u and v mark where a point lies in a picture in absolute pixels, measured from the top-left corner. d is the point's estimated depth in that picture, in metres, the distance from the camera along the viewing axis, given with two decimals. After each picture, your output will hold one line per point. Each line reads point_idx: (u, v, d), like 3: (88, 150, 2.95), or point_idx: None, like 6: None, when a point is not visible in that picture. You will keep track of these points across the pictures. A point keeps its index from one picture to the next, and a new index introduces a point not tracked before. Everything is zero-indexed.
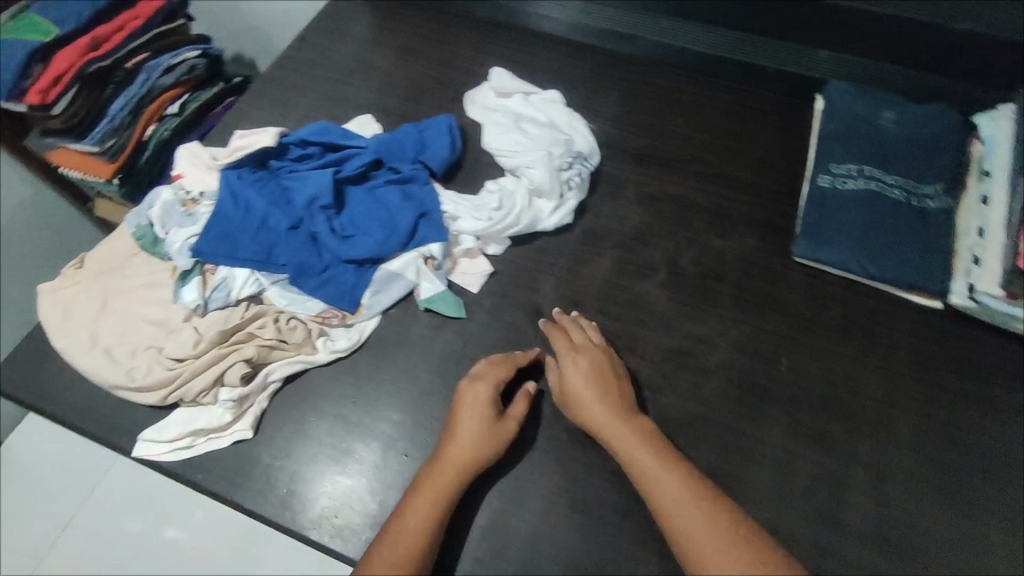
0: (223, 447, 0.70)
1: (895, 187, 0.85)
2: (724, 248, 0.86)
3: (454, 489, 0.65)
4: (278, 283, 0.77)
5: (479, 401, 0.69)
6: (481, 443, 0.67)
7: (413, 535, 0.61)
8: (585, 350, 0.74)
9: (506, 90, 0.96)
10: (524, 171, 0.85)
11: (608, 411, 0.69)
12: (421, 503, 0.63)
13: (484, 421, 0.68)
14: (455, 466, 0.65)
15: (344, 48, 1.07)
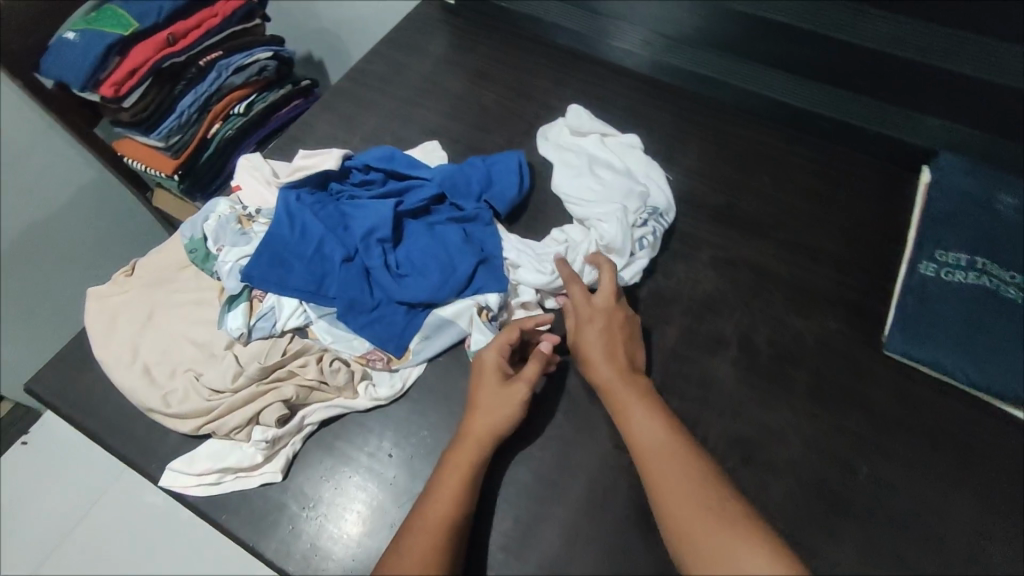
0: (251, 488, 0.68)
1: (1011, 286, 0.76)
2: (804, 328, 0.79)
3: (479, 456, 0.64)
4: (325, 317, 0.74)
5: (493, 368, 0.68)
6: (497, 408, 0.66)
7: (445, 508, 0.60)
8: (598, 302, 0.71)
9: (582, 131, 0.91)
10: (596, 222, 0.80)
11: (615, 375, 0.67)
12: (451, 478, 0.62)
13: (497, 390, 0.67)
14: (477, 439, 0.65)
15: (417, 65, 1.04)
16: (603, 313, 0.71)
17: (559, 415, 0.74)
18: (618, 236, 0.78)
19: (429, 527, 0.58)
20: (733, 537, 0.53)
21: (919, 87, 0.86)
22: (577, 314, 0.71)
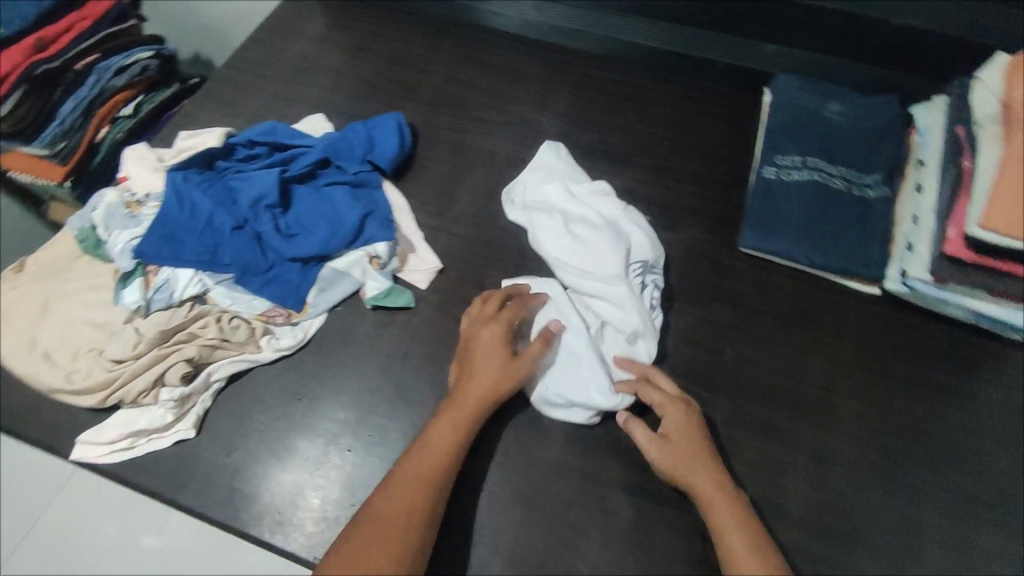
0: (164, 447, 0.71)
1: (836, 176, 0.85)
2: (672, 239, 0.86)
3: (474, 423, 0.66)
4: (223, 283, 0.78)
5: (496, 340, 0.69)
6: (502, 380, 0.67)
7: (432, 465, 0.63)
8: (677, 424, 0.67)
9: (545, 185, 0.84)
10: (596, 301, 0.75)
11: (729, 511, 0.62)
12: (439, 433, 0.65)
13: (497, 358, 0.68)
14: (474, 404, 0.67)
15: (295, 47, 1.07)
16: (681, 434, 0.66)
17: (454, 344, 0.78)
18: (630, 320, 0.74)
19: (418, 478, 0.62)
20: None
21: (753, 15, 0.93)
22: (658, 447, 0.66)
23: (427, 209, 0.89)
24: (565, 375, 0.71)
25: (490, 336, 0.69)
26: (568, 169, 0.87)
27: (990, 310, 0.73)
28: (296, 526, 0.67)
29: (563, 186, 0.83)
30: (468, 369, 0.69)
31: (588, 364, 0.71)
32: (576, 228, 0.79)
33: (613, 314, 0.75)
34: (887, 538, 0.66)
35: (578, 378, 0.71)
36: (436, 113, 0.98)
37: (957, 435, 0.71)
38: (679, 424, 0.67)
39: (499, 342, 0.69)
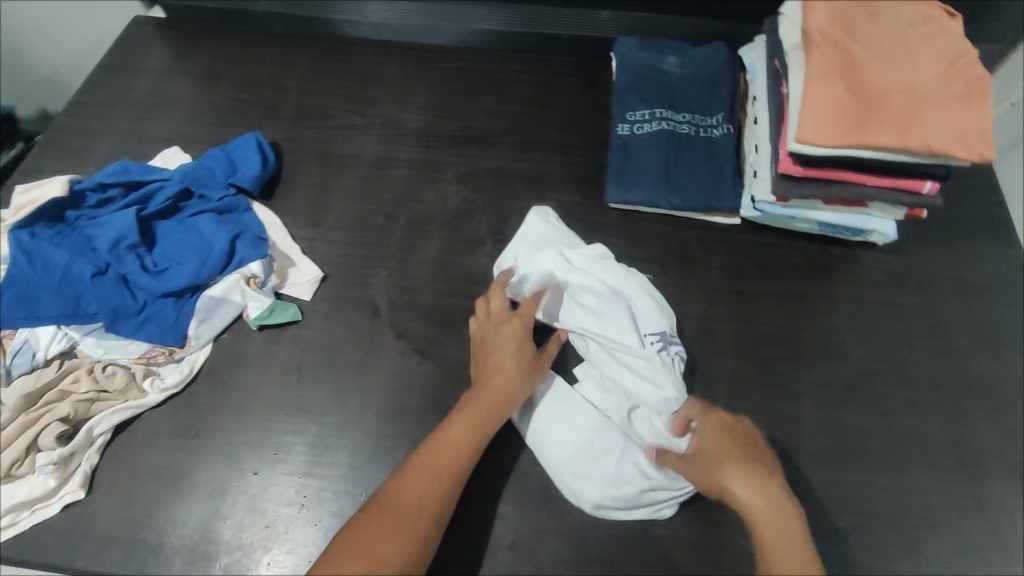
0: (53, 515, 0.67)
1: (683, 123, 0.91)
2: (545, 208, 0.89)
3: (494, 422, 0.66)
4: (91, 333, 0.74)
5: (517, 335, 0.71)
6: (526, 376, 0.69)
7: (450, 464, 0.64)
8: (723, 446, 0.65)
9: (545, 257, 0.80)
10: (627, 377, 0.72)
11: (779, 529, 0.60)
12: (459, 428, 0.65)
13: (514, 355, 0.70)
14: (494, 401, 0.67)
15: (139, 83, 1.02)
16: (729, 454, 0.64)
17: (348, 347, 0.78)
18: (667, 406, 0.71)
19: (430, 477, 0.62)
20: None
21: None
22: (703, 470, 0.64)
23: (302, 221, 0.88)
24: (615, 480, 0.68)
25: (508, 333, 0.71)
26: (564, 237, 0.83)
27: (828, 218, 0.80)
28: (210, 558, 0.66)
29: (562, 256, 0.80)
30: (488, 369, 0.69)
31: (633, 461, 0.68)
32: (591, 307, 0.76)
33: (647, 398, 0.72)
34: (772, 437, 0.73)
35: (630, 477, 0.68)
36: (298, 127, 0.97)
37: (819, 334, 0.79)
38: (729, 447, 0.65)
39: (520, 340, 0.71)
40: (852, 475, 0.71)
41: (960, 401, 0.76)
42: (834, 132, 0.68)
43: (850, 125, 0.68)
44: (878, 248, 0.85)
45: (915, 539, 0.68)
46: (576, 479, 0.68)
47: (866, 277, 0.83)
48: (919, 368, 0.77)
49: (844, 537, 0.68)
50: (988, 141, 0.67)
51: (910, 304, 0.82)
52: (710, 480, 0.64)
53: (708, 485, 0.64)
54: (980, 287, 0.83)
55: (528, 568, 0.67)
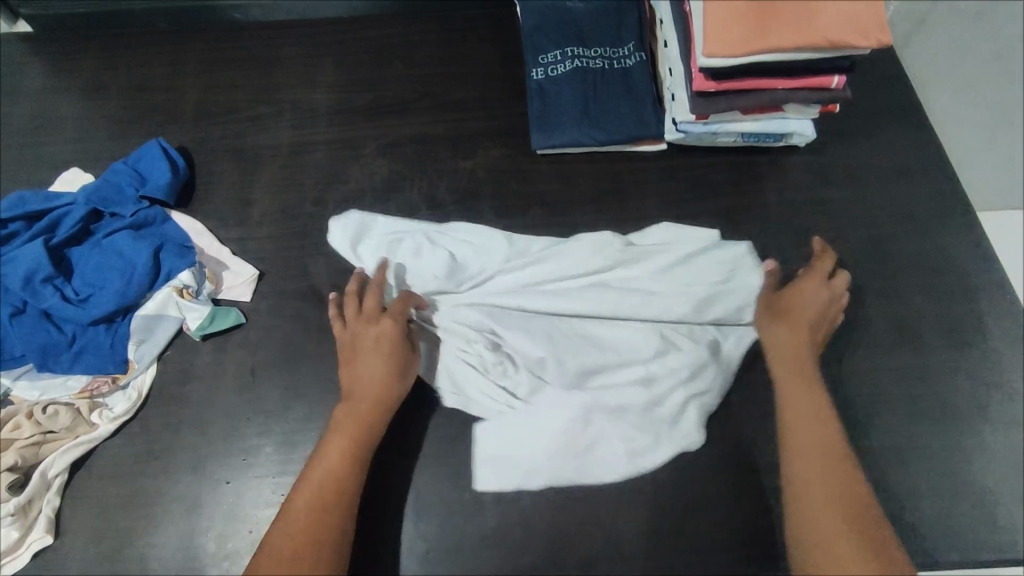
0: (22, 566, 0.65)
1: (596, 58, 0.91)
2: (474, 165, 0.88)
3: (366, 428, 0.66)
4: (23, 375, 0.71)
5: (387, 339, 0.69)
6: (389, 374, 0.68)
7: (329, 483, 0.62)
8: (798, 321, 0.71)
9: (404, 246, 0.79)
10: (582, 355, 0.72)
11: (811, 394, 0.67)
12: (335, 453, 0.64)
13: (385, 358, 0.68)
14: (366, 407, 0.66)
15: (20, 106, 0.95)
16: (791, 336, 0.70)
17: (299, 340, 0.76)
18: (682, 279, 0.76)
19: (316, 505, 0.61)
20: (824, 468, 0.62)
21: None
22: (772, 320, 0.72)
23: (227, 222, 0.84)
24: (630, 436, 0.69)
25: (378, 336, 0.69)
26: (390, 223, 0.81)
27: (749, 128, 0.82)
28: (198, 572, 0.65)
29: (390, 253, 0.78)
30: (354, 373, 0.68)
31: (625, 401, 0.70)
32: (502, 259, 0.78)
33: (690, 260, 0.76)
34: None
35: (632, 420, 0.69)
36: (205, 126, 0.92)
37: (756, 243, 0.82)
38: (806, 318, 0.71)
39: (388, 339, 0.69)
40: None
41: (894, 279, 0.79)
42: (736, 43, 0.68)
43: (751, 32, 0.68)
44: (800, 150, 0.88)
45: (869, 415, 0.72)
46: (593, 464, 0.68)
47: (793, 180, 0.86)
48: (853, 259, 0.81)
49: None
50: (883, 25, 0.68)
51: (838, 198, 0.84)
52: (780, 310, 0.72)
53: (776, 312, 0.72)
54: (899, 171, 0.86)
55: (515, 517, 0.68)
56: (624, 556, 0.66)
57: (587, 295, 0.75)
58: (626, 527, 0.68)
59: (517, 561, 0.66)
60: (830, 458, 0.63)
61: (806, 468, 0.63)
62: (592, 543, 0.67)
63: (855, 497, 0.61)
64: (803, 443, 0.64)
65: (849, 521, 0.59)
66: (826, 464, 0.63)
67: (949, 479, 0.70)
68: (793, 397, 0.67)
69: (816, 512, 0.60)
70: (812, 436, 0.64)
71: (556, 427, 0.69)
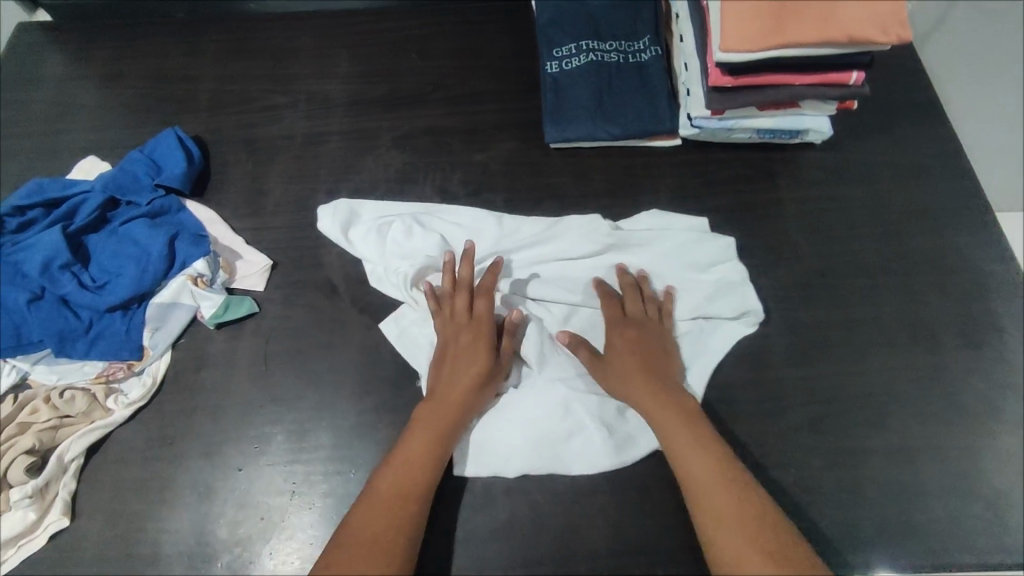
0: (39, 548, 0.66)
1: (611, 52, 0.90)
2: (487, 158, 0.88)
3: (452, 424, 0.66)
4: (41, 360, 0.72)
5: (479, 342, 0.69)
6: (482, 375, 0.68)
7: (411, 478, 0.63)
8: (627, 360, 0.69)
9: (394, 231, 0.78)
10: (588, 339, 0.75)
11: (679, 430, 0.64)
12: (425, 446, 0.64)
13: (482, 360, 0.69)
14: (455, 404, 0.67)
15: (39, 94, 0.96)
16: (633, 371, 0.69)
17: (311, 329, 0.77)
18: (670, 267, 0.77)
19: (395, 498, 0.61)
20: (733, 508, 0.59)
21: None
22: (598, 374, 0.70)
23: (241, 212, 0.85)
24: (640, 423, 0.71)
25: (472, 338, 0.70)
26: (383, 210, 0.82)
27: (765, 124, 0.81)
28: (209, 558, 0.66)
29: (380, 236, 0.78)
30: (446, 366, 0.69)
31: None
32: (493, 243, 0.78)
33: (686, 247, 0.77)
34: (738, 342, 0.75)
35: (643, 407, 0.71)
36: (220, 115, 0.93)
37: (769, 239, 0.81)
38: (624, 354, 0.70)
39: (479, 342, 0.69)
40: (817, 366, 0.74)
41: (908, 278, 0.79)
42: (754, 38, 0.67)
43: (769, 28, 0.67)
44: (816, 146, 0.87)
45: (881, 414, 0.72)
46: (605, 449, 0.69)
47: (808, 177, 0.85)
48: (867, 256, 0.80)
49: (816, 424, 0.71)
50: (904, 21, 0.67)
51: (853, 196, 0.84)
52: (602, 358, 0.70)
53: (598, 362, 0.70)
54: (917, 169, 0.85)
55: (524, 510, 0.68)
56: (633, 552, 0.66)
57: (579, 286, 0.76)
58: (635, 523, 0.68)
59: (526, 554, 0.66)
60: (711, 482, 0.61)
61: (715, 514, 0.60)
62: (600, 537, 0.67)
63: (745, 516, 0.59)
64: (701, 487, 0.61)
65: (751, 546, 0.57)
66: (705, 491, 0.61)
67: (960, 481, 0.69)
68: (668, 435, 0.65)
69: (714, 548, 0.59)
70: (707, 475, 0.61)
71: (527, 434, 0.69)
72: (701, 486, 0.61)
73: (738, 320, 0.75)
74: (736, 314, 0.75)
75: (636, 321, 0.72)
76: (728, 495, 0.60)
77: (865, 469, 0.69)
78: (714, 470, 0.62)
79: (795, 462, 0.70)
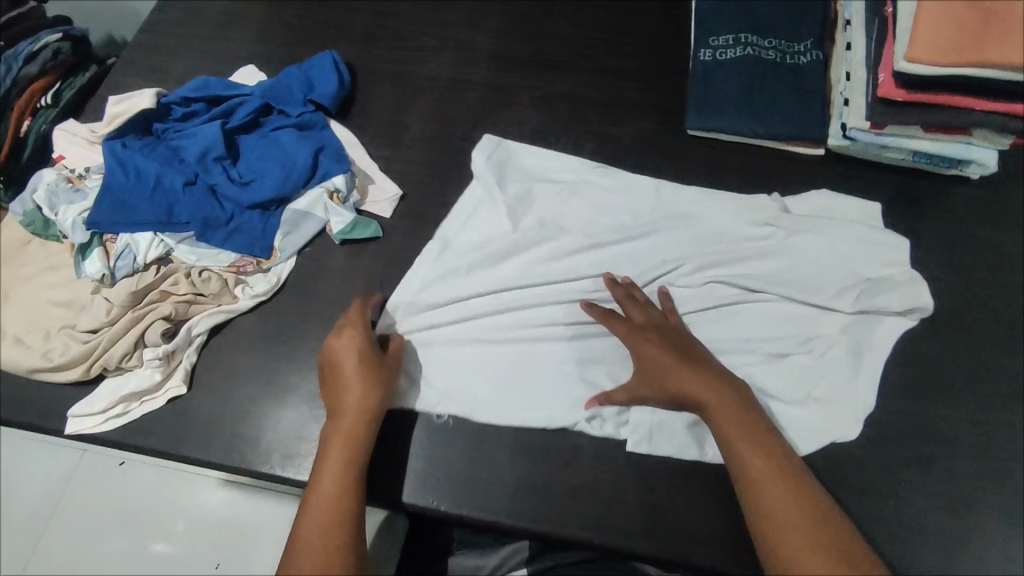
0: (159, 407, 0.71)
1: (770, 49, 0.87)
2: (621, 133, 0.88)
3: (360, 449, 0.64)
4: (184, 241, 0.77)
5: (356, 357, 0.67)
6: (369, 382, 0.66)
7: (330, 514, 0.60)
8: (665, 356, 0.67)
9: (535, 195, 0.80)
10: (745, 317, 0.74)
11: (734, 421, 0.62)
12: (327, 480, 0.62)
13: (363, 373, 0.66)
14: (356, 426, 0.64)
15: (212, 2, 1.02)
16: (668, 356, 0.67)
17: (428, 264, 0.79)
18: (841, 258, 0.75)
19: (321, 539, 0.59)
20: (789, 497, 0.58)
21: None
22: (642, 375, 0.68)
23: (378, 141, 0.88)
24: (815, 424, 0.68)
25: (347, 349, 0.68)
26: (544, 163, 0.83)
27: (928, 147, 0.77)
28: (305, 455, 0.70)
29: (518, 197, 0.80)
30: (335, 400, 0.66)
31: (793, 371, 0.71)
32: (617, 227, 0.78)
33: (847, 246, 0.76)
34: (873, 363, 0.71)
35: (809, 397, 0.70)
36: (371, 48, 0.96)
37: None
38: (662, 348, 0.67)
39: (356, 361, 0.67)
40: (933, 406, 0.71)
41: None
42: (951, 50, 0.64)
43: (970, 43, 0.63)
44: (972, 182, 0.82)
45: (994, 469, 0.68)
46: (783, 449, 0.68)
47: (958, 210, 0.81)
48: (1007, 305, 0.76)
49: (922, 462, 0.68)
50: None
51: (1004, 239, 0.79)
52: (642, 355, 0.68)
53: (641, 357, 0.68)
54: None
55: (607, 476, 0.68)
56: (709, 542, 0.66)
57: (731, 268, 0.75)
58: (717, 514, 0.67)
59: (601, 519, 0.67)
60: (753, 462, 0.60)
61: (771, 502, 0.58)
62: (679, 521, 0.67)
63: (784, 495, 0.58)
64: (756, 477, 0.60)
65: (802, 524, 0.57)
66: (770, 486, 0.59)
67: None
68: (724, 426, 0.62)
69: (772, 540, 0.57)
70: (763, 466, 0.60)
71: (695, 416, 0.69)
72: (742, 452, 0.61)
73: (902, 316, 0.73)
74: (904, 310, 0.72)
75: (653, 328, 0.70)
76: (787, 482, 0.59)
77: (967, 518, 0.66)
78: (772, 467, 0.60)
79: (891, 494, 0.67)
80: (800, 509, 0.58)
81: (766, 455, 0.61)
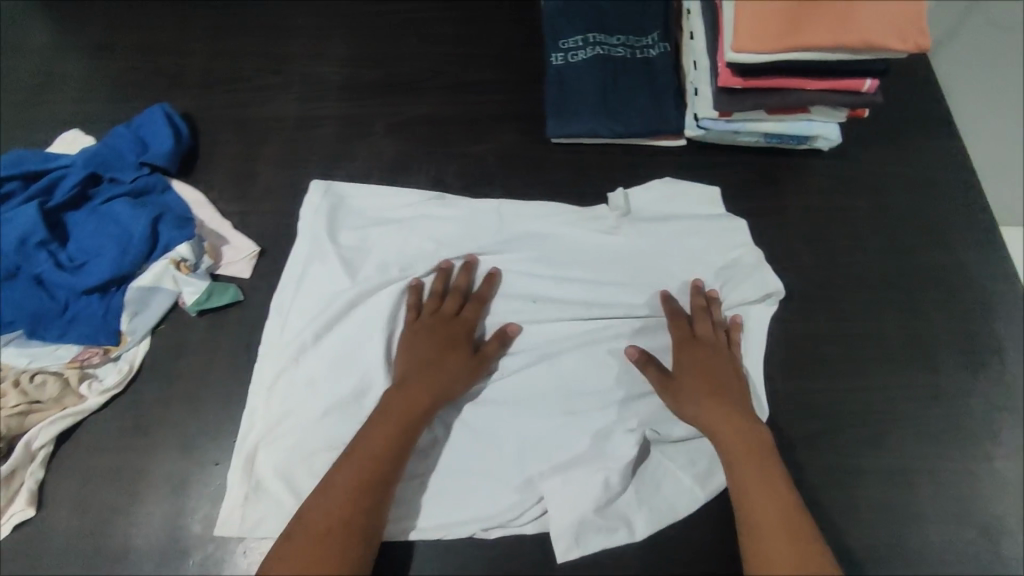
0: (5, 536, 0.63)
1: (619, 46, 0.87)
2: (485, 151, 0.86)
3: (419, 422, 0.63)
4: (12, 342, 0.69)
5: (455, 336, 0.68)
6: (453, 371, 0.66)
7: (376, 469, 0.60)
8: (695, 378, 0.66)
9: (373, 243, 0.76)
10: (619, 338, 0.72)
11: (756, 457, 0.61)
12: (378, 435, 0.61)
13: (453, 358, 0.67)
14: (427, 401, 0.64)
15: (24, 62, 0.92)
16: (702, 381, 0.66)
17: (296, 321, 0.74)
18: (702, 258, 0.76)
19: (351, 489, 0.58)
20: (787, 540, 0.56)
21: None
22: (673, 400, 0.67)
23: (229, 195, 0.82)
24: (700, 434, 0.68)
25: (444, 335, 0.68)
26: (375, 207, 0.79)
27: (773, 128, 0.79)
28: (183, 556, 0.64)
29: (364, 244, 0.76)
30: (425, 356, 0.67)
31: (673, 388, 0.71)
32: (459, 256, 0.75)
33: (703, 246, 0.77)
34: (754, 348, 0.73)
35: None
36: (211, 93, 0.89)
37: (771, 247, 0.80)
38: (696, 373, 0.67)
39: (452, 339, 0.68)
40: (815, 381, 0.72)
41: (911, 296, 0.77)
42: (768, 38, 0.66)
43: (783, 31, 0.65)
44: (823, 154, 0.85)
45: (879, 433, 0.70)
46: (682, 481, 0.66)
47: (814, 185, 0.83)
48: (870, 270, 0.79)
49: (810, 441, 0.70)
50: (921, 29, 0.64)
51: (858, 206, 0.82)
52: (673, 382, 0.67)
53: (671, 393, 0.67)
54: (924, 184, 0.83)
55: None
56: (618, 565, 0.64)
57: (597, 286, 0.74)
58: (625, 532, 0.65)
59: (510, 561, 0.64)
60: (755, 479, 0.60)
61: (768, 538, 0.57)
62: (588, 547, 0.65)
63: (776, 516, 0.57)
64: (767, 519, 0.57)
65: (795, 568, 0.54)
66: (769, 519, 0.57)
67: (955, 504, 0.68)
68: (736, 447, 0.61)
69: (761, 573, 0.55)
70: (769, 505, 0.58)
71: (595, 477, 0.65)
72: (748, 484, 0.60)
73: (760, 303, 0.75)
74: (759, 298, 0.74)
75: (699, 355, 0.68)
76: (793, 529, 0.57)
77: (858, 487, 0.68)
78: (774, 505, 0.58)
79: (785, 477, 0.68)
80: (788, 526, 0.57)
81: (772, 497, 0.59)
